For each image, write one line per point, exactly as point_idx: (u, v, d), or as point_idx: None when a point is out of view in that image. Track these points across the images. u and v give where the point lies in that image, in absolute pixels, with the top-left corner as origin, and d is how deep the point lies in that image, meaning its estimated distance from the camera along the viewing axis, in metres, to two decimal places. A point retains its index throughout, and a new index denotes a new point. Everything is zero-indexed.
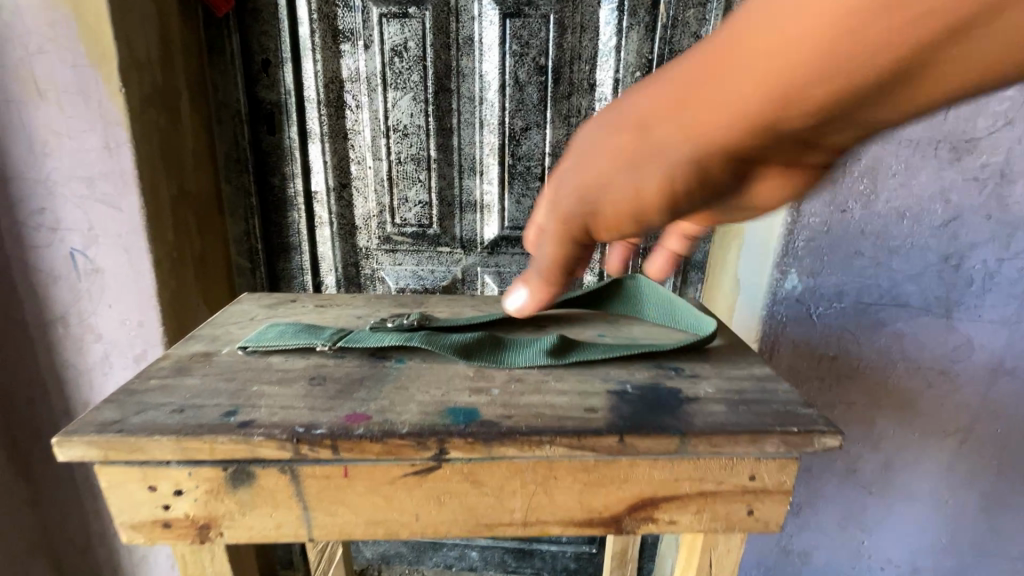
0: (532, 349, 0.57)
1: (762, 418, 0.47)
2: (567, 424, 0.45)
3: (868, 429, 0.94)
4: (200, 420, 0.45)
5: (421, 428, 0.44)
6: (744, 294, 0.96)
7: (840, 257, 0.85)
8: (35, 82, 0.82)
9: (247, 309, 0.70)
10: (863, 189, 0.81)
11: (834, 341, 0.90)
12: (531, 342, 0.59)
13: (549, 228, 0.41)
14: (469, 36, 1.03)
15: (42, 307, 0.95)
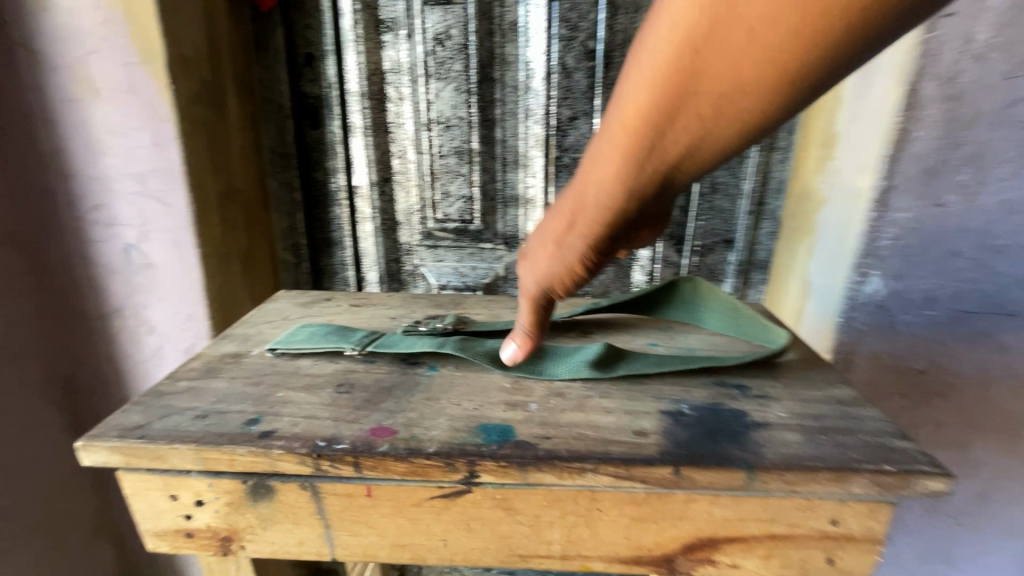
0: (573, 359, 0.52)
1: (847, 453, 0.40)
2: (614, 449, 0.40)
3: (960, 454, 0.81)
4: (221, 429, 0.43)
5: (449, 447, 0.40)
6: (813, 296, 0.88)
7: (932, 259, 0.74)
8: (91, 81, 0.84)
9: (281, 307, 0.68)
10: (963, 180, 0.70)
11: (925, 355, 0.78)
12: (572, 351, 0.54)
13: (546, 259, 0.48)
14: (515, 21, 0.97)
15: (101, 299, 0.99)
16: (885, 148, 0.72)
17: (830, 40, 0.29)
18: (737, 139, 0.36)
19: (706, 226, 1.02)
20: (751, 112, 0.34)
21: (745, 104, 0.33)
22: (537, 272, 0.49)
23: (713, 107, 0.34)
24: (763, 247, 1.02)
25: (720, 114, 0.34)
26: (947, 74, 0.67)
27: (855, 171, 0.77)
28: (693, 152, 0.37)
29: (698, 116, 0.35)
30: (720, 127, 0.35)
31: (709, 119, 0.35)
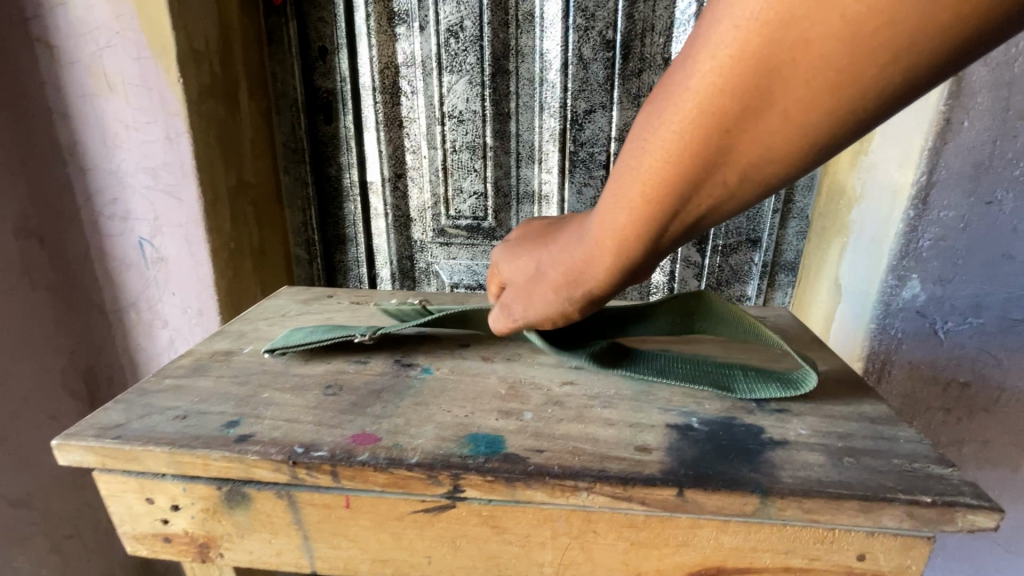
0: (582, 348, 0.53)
1: (877, 479, 0.35)
2: (611, 466, 0.37)
3: (1009, 475, 0.75)
4: (198, 431, 0.41)
5: (432, 458, 0.37)
6: (846, 299, 0.81)
7: (980, 261, 0.68)
8: (105, 75, 0.84)
9: (281, 303, 0.67)
10: (1018, 176, 0.63)
11: (970, 365, 0.72)
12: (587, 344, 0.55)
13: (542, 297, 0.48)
14: (530, 11, 0.94)
15: (117, 293, 1.00)
16: (930, 138, 0.64)
17: (859, 112, 0.30)
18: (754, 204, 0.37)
19: (730, 224, 0.97)
20: (775, 182, 0.34)
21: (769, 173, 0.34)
22: (528, 308, 0.49)
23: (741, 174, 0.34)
24: (791, 247, 0.96)
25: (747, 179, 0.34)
26: (1001, 58, 0.60)
27: (893, 166, 0.70)
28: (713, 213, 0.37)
29: (724, 182, 0.35)
30: (744, 194, 0.35)
31: (735, 184, 0.35)
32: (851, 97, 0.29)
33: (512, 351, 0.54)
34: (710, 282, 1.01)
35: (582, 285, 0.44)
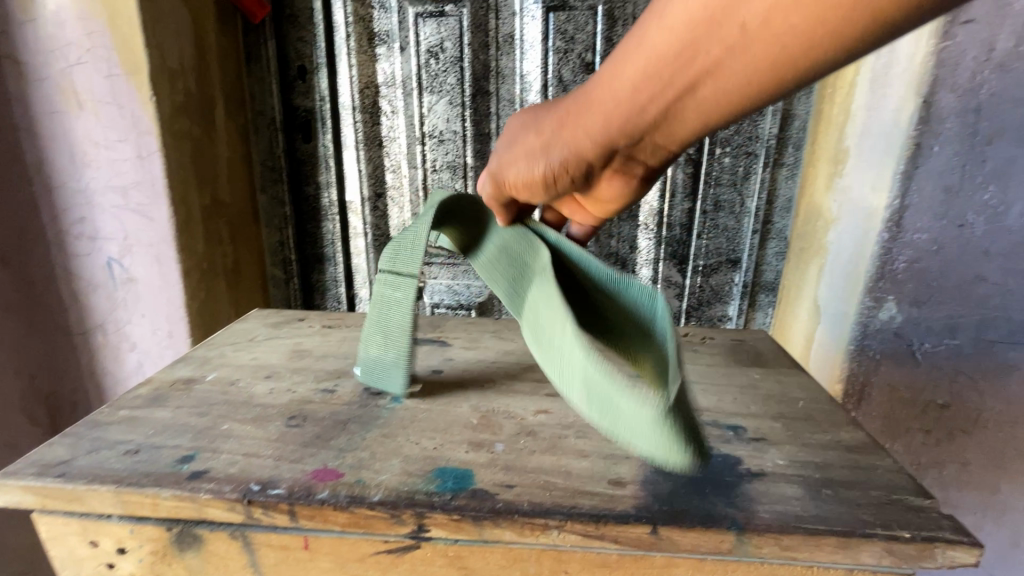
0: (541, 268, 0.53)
1: (855, 513, 0.34)
2: (582, 503, 0.35)
3: (990, 497, 0.75)
4: (149, 467, 0.39)
5: (395, 496, 0.36)
6: (824, 320, 0.81)
7: (954, 283, 0.68)
8: (75, 93, 0.82)
9: (250, 328, 0.64)
10: (987, 200, 0.64)
11: (947, 387, 0.72)
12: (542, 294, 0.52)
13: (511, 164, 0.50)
14: (509, 33, 0.94)
15: (83, 314, 0.96)
16: (900, 163, 0.65)
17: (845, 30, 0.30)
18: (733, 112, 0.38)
19: (710, 245, 0.97)
20: (744, 96, 0.37)
21: (762, 75, 0.35)
22: (498, 173, 0.52)
23: (736, 66, 0.35)
24: (771, 268, 0.97)
25: (741, 73, 0.35)
26: (967, 85, 0.61)
27: (868, 189, 0.71)
28: (700, 100, 0.39)
29: (718, 72, 0.36)
30: (733, 91, 0.36)
31: (727, 76, 0.36)
32: (867, 10, 0.29)
33: (486, 378, 0.52)
34: (691, 302, 1.01)
35: (543, 159, 0.47)
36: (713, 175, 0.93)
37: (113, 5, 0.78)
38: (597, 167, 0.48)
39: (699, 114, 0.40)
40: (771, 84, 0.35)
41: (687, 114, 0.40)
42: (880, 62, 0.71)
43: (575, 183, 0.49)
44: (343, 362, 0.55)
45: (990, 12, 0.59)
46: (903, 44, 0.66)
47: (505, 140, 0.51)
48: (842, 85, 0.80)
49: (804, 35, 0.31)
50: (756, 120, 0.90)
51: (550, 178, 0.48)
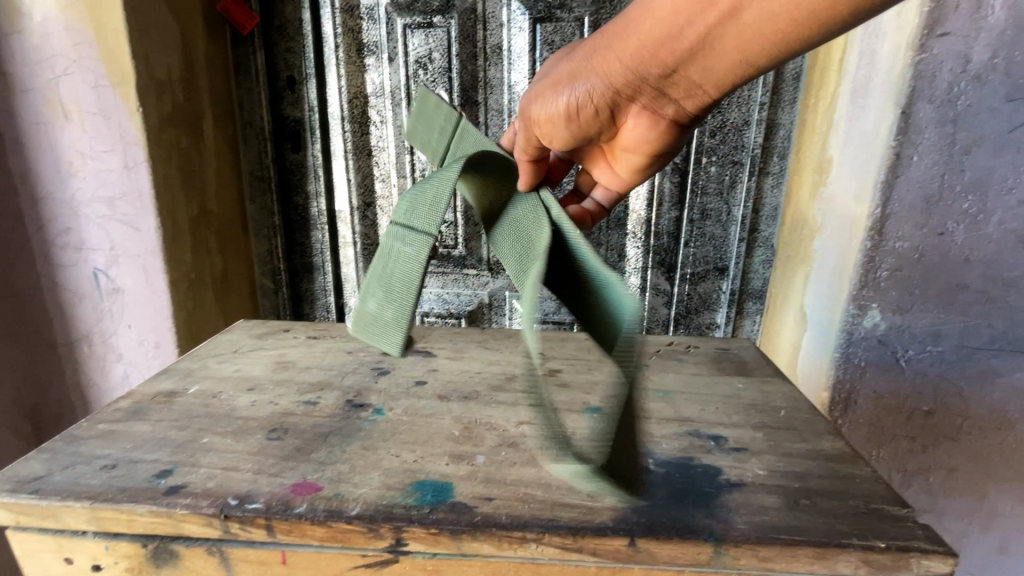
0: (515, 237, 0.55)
1: (832, 523, 0.35)
2: (561, 515, 0.35)
3: (976, 503, 0.75)
4: (126, 482, 0.38)
5: (374, 509, 0.36)
6: (810, 327, 0.81)
7: (936, 290, 0.69)
8: (62, 103, 0.82)
9: (234, 338, 0.64)
10: (966, 209, 0.65)
11: (931, 394, 0.72)
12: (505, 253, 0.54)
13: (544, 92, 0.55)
14: (497, 44, 0.95)
15: (69, 325, 0.96)
16: (881, 172, 0.66)
17: None
18: (750, 61, 0.43)
19: (698, 253, 0.98)
20: (768, 34, 0.40)
21: (779, 26, 0.39)
22: (531, 102, 0.56)
23: (757, 12, 0.40)
24: (758, 276, 0.98)
25: (760, 22, 0.40)
26: (945, 97, 0.62)
27: (851, 198, 0.72)
28: (721, 47, 0.43)
29: (740, 18, 0.40)
30: (750, 40, 0.41)
31: (748, 24, 0.41)
32: None
33: (469, 388, 0.52)
34: (680, 309, 1.01)
35: (576, 84, 0.52)
36: (700, 184, 0.94)
37: (100, 16, 0.78)
38: (619, 104, 0.53)
39: (717, 60, 0.45)
40: (787, 34, 0.40)
41: (707, 60, 0.45)
42: (860, 74, 0.72)
43: (602, 113, 0.54)
44: (327, 373, 0.55)
45: (966, 25, 0.60)
46: (882, 56, 0.67)
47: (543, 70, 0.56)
48: (824, 95, 0.81)
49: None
50: (741, 129, 0.90)
51: (574, 107, 0.53)
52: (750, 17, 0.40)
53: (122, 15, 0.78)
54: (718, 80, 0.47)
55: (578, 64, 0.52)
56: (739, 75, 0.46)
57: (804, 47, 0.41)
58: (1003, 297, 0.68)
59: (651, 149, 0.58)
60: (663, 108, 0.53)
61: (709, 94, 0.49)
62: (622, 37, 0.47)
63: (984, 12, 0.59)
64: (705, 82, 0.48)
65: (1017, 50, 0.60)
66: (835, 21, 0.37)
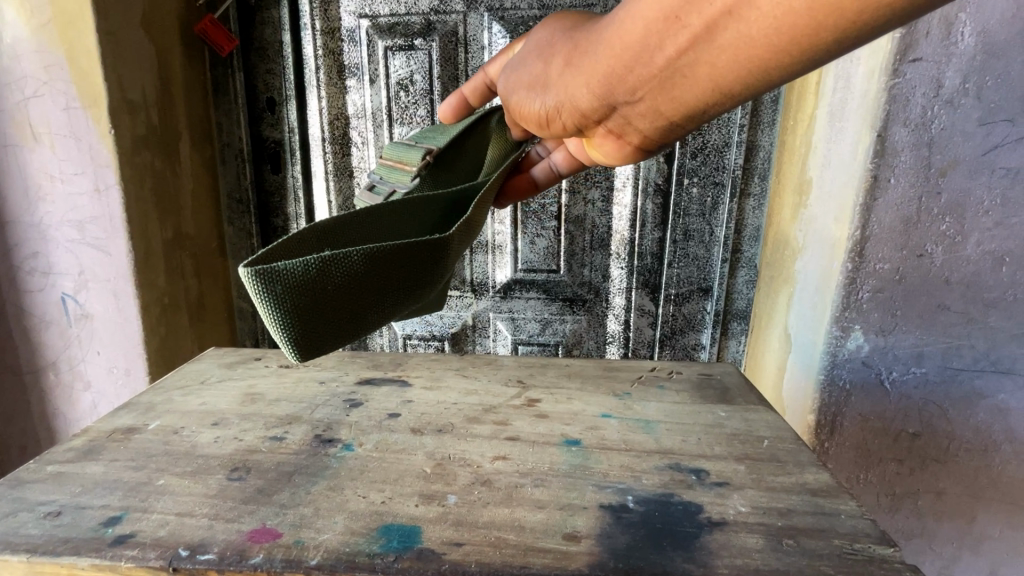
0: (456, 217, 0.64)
1: (816, 567, 0.33)
2: (533, 562, 0.33)
3: (965, 527, 0.74)
4: (72, 531, 0.36)
5: (335, 558, 0.34)
6: (795, 349, 0.81)
7: (918, 312, 0.68)
8: (31, 125, 0.80)
9: (203, 368, 0.62)
10: (945, 230, 0.65)
11: (916, 415, 0.71)
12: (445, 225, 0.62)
13: (521, 91, 0.56)
14: (479, 66, 0.94)
15: (34, 352, 0.92)
16: (860, 195, 0.66)
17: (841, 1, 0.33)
18: (721, 90, 0.42)
19: (682, 274, 0.97)
20: (736, 62, 0.39)
21: (758, 52, 0.38)
22: (509, 95, 0.58)
23: (733, 34, 0.38)
24: (742, 296, 0.97)
25: (736, 47, 0.38)
26: (919, 120, 0.63)
27: (831, 220, 0.72)
28: (694, 72, 0.42)
29: (715, 40, 0.39)
30: (717, 69, 0.40)
31: (722, 48, 0.39)
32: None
33: (444, 421, 0.50)
34: (664, 330, 1.01)
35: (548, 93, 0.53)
36: (682, 205, 0.93)
37: (72, 39, 0.77)
38: (589, 121, 0.52)
39: (689, 87, 0.43)
40: (761, 62, 0.38)
41: (678, 86, 0.43)
42: (837, 98, 0.73)
43: (569, 126, 0.54)
44: (296, 405, 0.53)
45: (937, 51, 0.61)
46: (859, 80, 0.67)
47: (520, 68, 0.56)
48: (803, 116, 0.81)
49: (801, 14, 0.34)
50: (722, 150, 0.91)
51: (548, 112, 0.54)
52: (719, 44, 0.39)
53: (94, 37, 0.76)
54: (690, 110, 0.45)
55: (551, 71, 0.52)
56: (712, 105, 0.44)
57: (786, 74, 0.39)
58: (985, 318, 0.67)
59: (621, 165, 0.58)
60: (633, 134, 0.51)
61: (679, 123, 0.48)
62: (590, 53, 0.47)
63: (955, 39, 0.60)
64: (675, 111, 0.46)
65: (989, 76, 0.60)
66: (817, 46, 0.36)
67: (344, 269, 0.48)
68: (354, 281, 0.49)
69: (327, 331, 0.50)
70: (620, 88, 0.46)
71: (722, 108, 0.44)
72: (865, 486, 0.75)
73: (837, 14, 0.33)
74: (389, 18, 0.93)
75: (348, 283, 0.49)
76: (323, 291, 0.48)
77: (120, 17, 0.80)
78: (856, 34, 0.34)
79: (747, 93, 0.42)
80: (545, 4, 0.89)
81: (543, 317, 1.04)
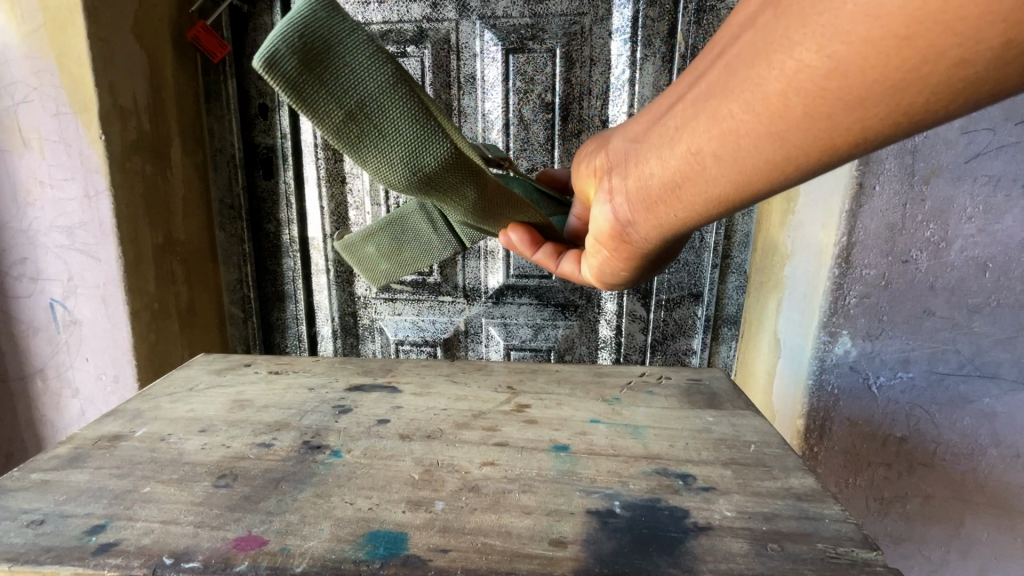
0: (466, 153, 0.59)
1: (799, 570, 0.34)
2: (519, 568, 0.33)
3: (954, 530, 0.75)
4: (55, 540, 0.36)
5: (320, 565, 0.34)
6: (784, 354, 0.81)
7: (904, 318, 0.69)
8: (21, 131, 0.80)
9: (190, 375, 0.61)
10: (929, 237, 0.66)
11: (903, 420, 0.72)
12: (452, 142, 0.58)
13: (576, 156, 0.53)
14: (471, 74, 0.94)
15: (21, 359, 0.91)
16: (845, 202, 0.67)
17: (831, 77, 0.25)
18: (698, 181, 0.34)
19: (673, 280, 0.98)
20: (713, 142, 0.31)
21: (747, 115, 0.29)
22: None
23: (712, 108, 0.31)
24: (732, 301, 0.98)
25: (722, 104, 0.30)
26: None
27: (818, 226, 0.73)
28: (679, 135, 0.33)
29: (695, 111, 0.32)
30: (693, 148, 0.33)
31: (700, 122, 0.32)
32: (857, 66, 0.24)
33: (433, 427, 0.50)
34: (656, 335, 1.01)
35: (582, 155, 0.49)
36: None
37: (63, 45, 0.77)
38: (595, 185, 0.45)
39: (672, 152, 0.34)
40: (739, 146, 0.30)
41: (663, 147, 0.35)
42: None
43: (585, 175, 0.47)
44: (285, 412, 0.53)
45: None
46: None
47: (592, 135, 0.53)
48: None
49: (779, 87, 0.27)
50: None
51: (580, 170, 0.48)
52: (696, 123, 0.32)
53: (85, 43, 0.76)
54: (666, 189, 0.36)
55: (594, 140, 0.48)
56: (690, 189, 0.34)
57: (779, 155, 0.29)
58: (970, 324, 0.68)
59: (601, 259, 0.47)
60: (607, 212, 0.42)
61: (654, 206, 0.38)
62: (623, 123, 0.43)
63: None
64: (653, 183, 0.37)
65: None
66: (813, 116, 0.27)
67: (373, 68, 0.46)
68: (372, 91, 0.47)
69: (307, 86, 0.44)
70: (618, 151, 0.40)
71: (703, 201, 0.35)
72: (854, 491, 0.75)
73: (840, 73, 0.25)
74: (381, 25, 0.94)
75: (366, 86, 0.47)
76: (336, 62, 0.45)
77: (112, 24, 0.80)
78: (867, 108, 0.25)
79: (732, 182, 0.32)
80: (536, 13, 0.90)
81: (536, 323, 1.04)
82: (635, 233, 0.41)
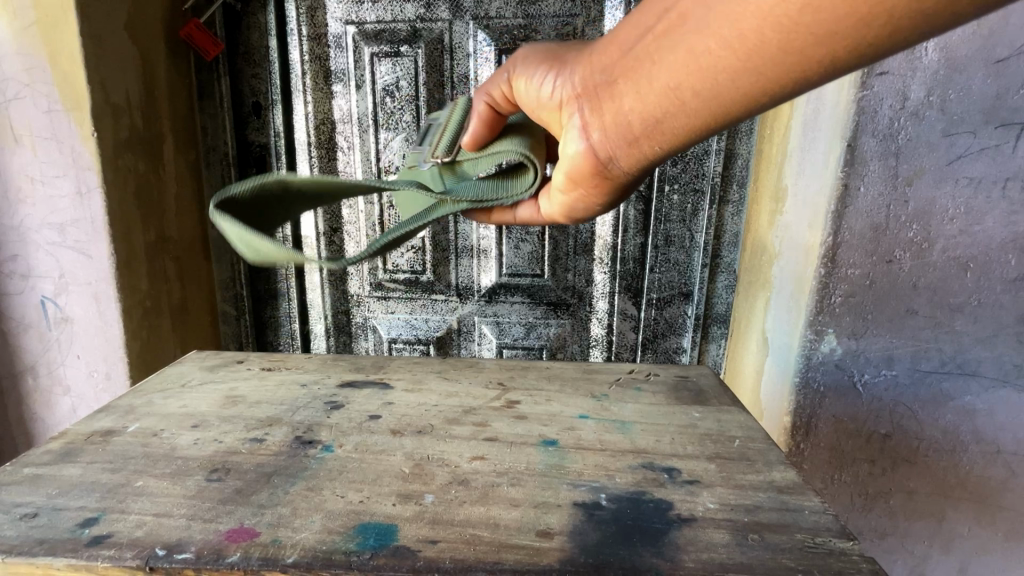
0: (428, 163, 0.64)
1: (779, 560, 0.35)
2: (506, 558, 0.34)
3: (935, 526, 0.76)
4: (48, 533, 0.37)
5: (311, 556, 0.34)
6: (772, 352, 0.83)
7: (887, 317, 0.71)
8: (11, 127, 0.80)
9: (184, 372, 0.62)
10: (912, 238, 0.68)
11: (886, 416, 0.74)
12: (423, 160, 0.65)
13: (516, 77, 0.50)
14: (464, 74, 0.95)
15: (11, 356, 0.91)
16: (831, 203, 0.68)
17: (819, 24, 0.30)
18: (685, 110, 0.38)
19: (663, 279, 0.99)
20: (707, 81, 0.36)
21: (726, 51, 0.34)
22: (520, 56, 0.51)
23: (704, 50, 0.35)
24: (721, 301, 0.99)
25: (710, 45, 0.34)
26: (886, 131, 0.65)
27: (805, 226, 0.74)
28: (670, 73, 0.37)
29: (687, 50, 0.36)
30: (687, 84, 0.37)
31: (694, 60, 0.36)
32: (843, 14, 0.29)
33: (424, 423, 0.51)
34: (646, 334, 1.02)
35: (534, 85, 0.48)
36: (664, 211, 0.95)
37: (54, 42, 0.77)
38: (565, 121, 0.46)
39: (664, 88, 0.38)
40: (727, 84, 0.35)
41: (641, 82, 0.39)
42: (810, 108, 0.75)
43: (548, 102, 0.47)
44: (277, 408, 0.53)
45: (902, 65, 0.63)
46: (832, 91, 0.69)
47: (531, 46, 0.51)
48: (778, 127, 0.84)
49: (767, 33, 0.32)
50: (701, 158, 0.92)
51: (537, 102, 0.48)
52: (687, 60, 0.36)
53: (76, 40, 0.76)
54: (653, 123, 0.40)
55: (539, 66, 0.47)
56: (677, 118, 0.39)
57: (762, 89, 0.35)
58: (952, 323, 0.70)
59: (573, 185, 0.49)
60: (583, 146, 0.45)
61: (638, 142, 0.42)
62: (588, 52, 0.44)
63: (919, 54, 0.63)
64: (637, 118, 0.41)
65: (952, 90, 0.63)
66: (786, 53, 0.32)
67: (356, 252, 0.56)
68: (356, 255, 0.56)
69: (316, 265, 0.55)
70: (599, 83, 0.42)
71: (684, 130, 0.40)
72: (839, 487, 0.77)
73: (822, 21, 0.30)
74: (375, 25, 0.94)
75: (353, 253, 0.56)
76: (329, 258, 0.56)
77: (104, 20, 0.80)
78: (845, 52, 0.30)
79: (718, 113, 0.38)
80: (529, 14, 0.91)
81: (528, 322, 1.05)
82: (622, 170, 0.45)
